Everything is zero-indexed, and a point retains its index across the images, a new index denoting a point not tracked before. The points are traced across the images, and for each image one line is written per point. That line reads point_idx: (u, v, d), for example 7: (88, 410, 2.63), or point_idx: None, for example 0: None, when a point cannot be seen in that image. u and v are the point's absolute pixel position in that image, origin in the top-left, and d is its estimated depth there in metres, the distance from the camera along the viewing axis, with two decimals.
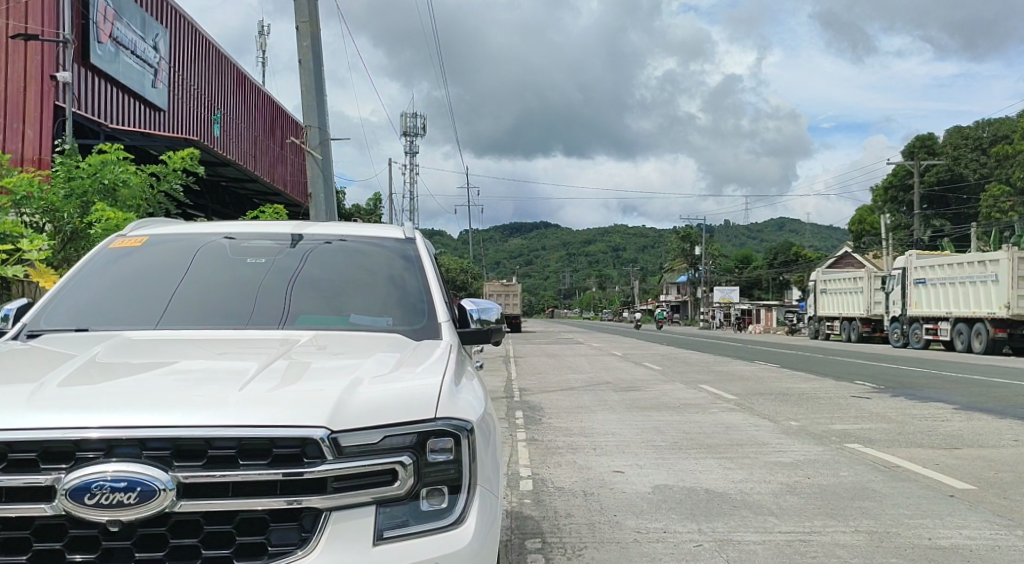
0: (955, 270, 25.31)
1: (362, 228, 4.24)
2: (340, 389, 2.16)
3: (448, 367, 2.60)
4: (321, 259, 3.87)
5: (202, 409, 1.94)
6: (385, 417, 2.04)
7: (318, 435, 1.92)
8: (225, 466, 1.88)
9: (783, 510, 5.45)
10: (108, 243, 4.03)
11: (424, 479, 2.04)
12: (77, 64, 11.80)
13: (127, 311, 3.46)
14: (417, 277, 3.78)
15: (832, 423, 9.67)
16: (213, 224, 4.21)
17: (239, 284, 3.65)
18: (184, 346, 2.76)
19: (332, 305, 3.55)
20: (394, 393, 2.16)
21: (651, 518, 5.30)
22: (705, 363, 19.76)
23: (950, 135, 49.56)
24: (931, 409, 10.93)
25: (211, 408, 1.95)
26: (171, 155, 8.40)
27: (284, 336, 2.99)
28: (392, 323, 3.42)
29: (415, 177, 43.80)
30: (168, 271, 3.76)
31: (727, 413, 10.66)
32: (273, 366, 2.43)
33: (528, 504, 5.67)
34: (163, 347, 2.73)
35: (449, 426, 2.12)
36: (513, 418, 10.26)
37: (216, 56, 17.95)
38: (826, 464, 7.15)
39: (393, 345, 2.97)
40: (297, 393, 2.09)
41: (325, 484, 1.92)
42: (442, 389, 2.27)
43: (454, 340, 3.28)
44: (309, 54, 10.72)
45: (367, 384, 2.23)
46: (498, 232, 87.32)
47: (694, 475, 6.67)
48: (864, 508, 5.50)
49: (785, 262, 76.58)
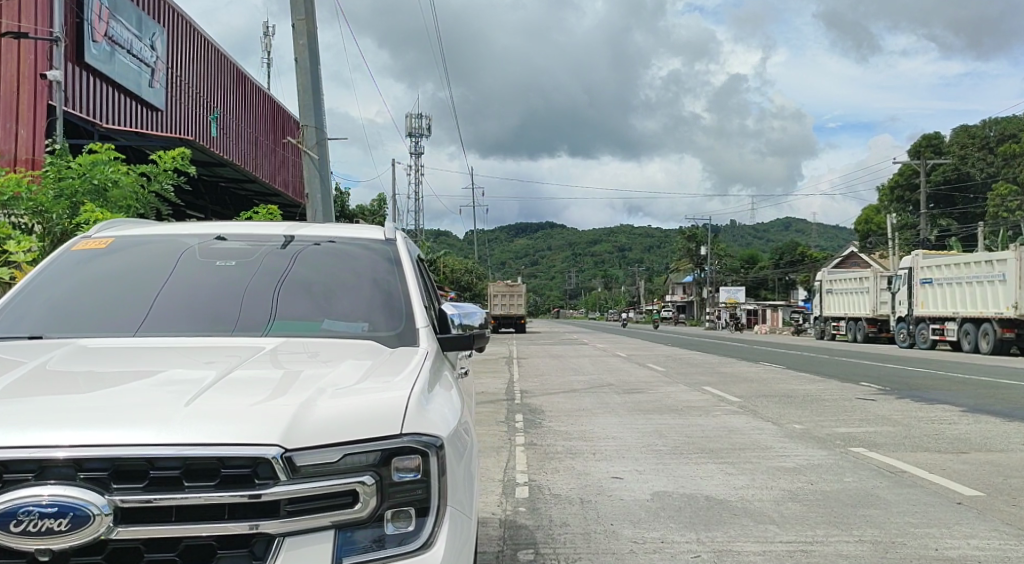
0: (962, 270, 25.04)
1: (348, 229, 4.10)
2: (299, 402, 2.02)
3: (421, 375, 2.47)
4: (305, 261, 3.72)
5: (159, 425, 1.82)
6: (346, 433, 1.91)
7: (270, 454, 1.78)
8: (169, 489, 1.74)
9: (785, 518, 5.30)
10: (71, 245, 3.87)
11: (388, 500, 1.89)
12: (70, 63, 11.69)
13: (101, 318, 3.30)
14: (400, 280, 3.64)
15: (836, 426, 9.51)
16: (191, 225, 4.07)
17: (222, 288, 3.50)
18: (145, 354, 2.62)
19: (314, 309, 3.41)
20: (357, 407, 2.02)
21: (648, 526, 5.15)
22: (709, 365, 19.56)
23: (957, 134, 49.22)
24: (937, 411, 10.76)
25: (164, 424, 1.83)
26: (162, 154, 8.31)
27: (259, 344, 2.85)
28: (372, 328, 3.28)
29: (419, 177, 43.61)
30: (140, 275, 3.59)
31: (731, 416, 10.48)
32: (249, 377, 2.32)
33: (522, 512, 5.52)
34: (125, 356, 2.60)
35: (416, 443, 1.98)
36: (512, 422, 10.12)
37: (214, 55, 17.87)
38: (830, 469, 6.99)
39: (367, 353, 2.84)
40: (253, 408, 1.96)
41: (279, 507, 1.77)
42: (410, 402, 2.13)
43: (434, 347, 3.13)
44: (305, 52, 10.59)
45: (330, 397, 2.10)
46: (503, 233, 87.12)
47: (695, 481, 6.50)
48: (868, 516, 5.33)
49: (791, 262, 76.17)
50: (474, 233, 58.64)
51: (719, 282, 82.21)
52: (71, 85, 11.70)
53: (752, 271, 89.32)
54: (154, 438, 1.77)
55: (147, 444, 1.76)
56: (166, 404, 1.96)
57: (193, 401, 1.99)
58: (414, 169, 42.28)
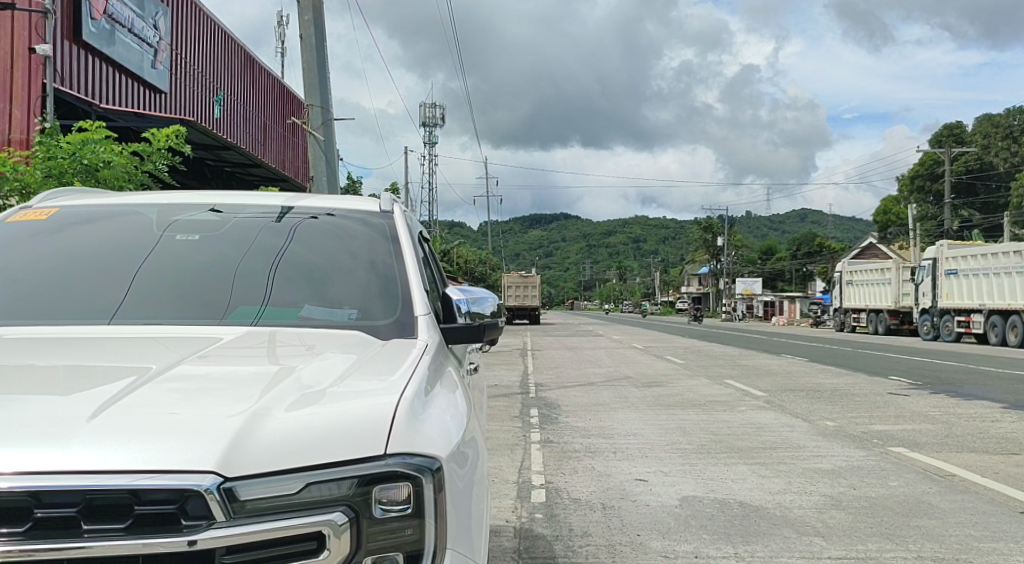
0: (990, 261, 24.17)
1: (350, 201, 3.61)
2: (256, 413, 1.54)
3: (419, 375, 1.99)
4: (304, 238, 3.23)
5: (98, 442, 1.36)
6: (311, 454, 1.43)
7: (202, 485, 1.30)
8: (62, 535, 1.27)
9: (831, 530, 4.77)
10: (8, 216, 3.39)
11: (367, 547, 1.41)
12: (66, 41, 11.24)
13: (66, 303, 2.84)
14: (400, 263, 3.12)
15: (871, 423, 8.94)
16: (167, 194, 3.60)
17: (213, 268, 3.04)
18: (98, 344, 2.16)
19: (311, 293, 2.93)
20: (332, 419, 1.53)
21: (678, 538, 4.63)
22: (731, 357, 18.92)
23: (982, 122, 47.80)
24: (977, 407, 10.13)
25: (80, 445, 1.35)
26: (155, 133, 7.83)
27: (233, 336, 2.36)
28: (365, 316, 2.79)
29: (434, 166, 42.88)
30: (109, 253, 3.12)
31: (757, 412, 9.94)
32: (223, 375, 1.85)
33: (539, 521, 5.02)
34: (75, 344, 2.16)
35: (404, 467, 1.49)
36: (527, 417, 9.60)
37: (221, 38, 17.44)
38: (871, 472, 6.41)
39: (355, 346, 2.36)
40: (198, 419, 1.49)
41: (213, 558, 1.30)
42: (400, 410, 1.64)
43: (435, 339, 2.62)
44: (311, 29, 10.10)
45: (296, 407, 1.61)
46: (518, 224, 86.31)
47: (727, 485, 5.97)
48: (924, 528, 4.79)
49: (810, 253, 75.01)
50: (490, 224, 58.17)
51: (737, 274, 80.96)
52: (69, 63, 11.29)
53: (769, 263, 88.03)
54: (99, 465, 1.30)
55: (83, 471, 1.29)
56: (108, 413, 1.50)
57: (139, 412, 1.51)
58: (430, 159, 41.79)
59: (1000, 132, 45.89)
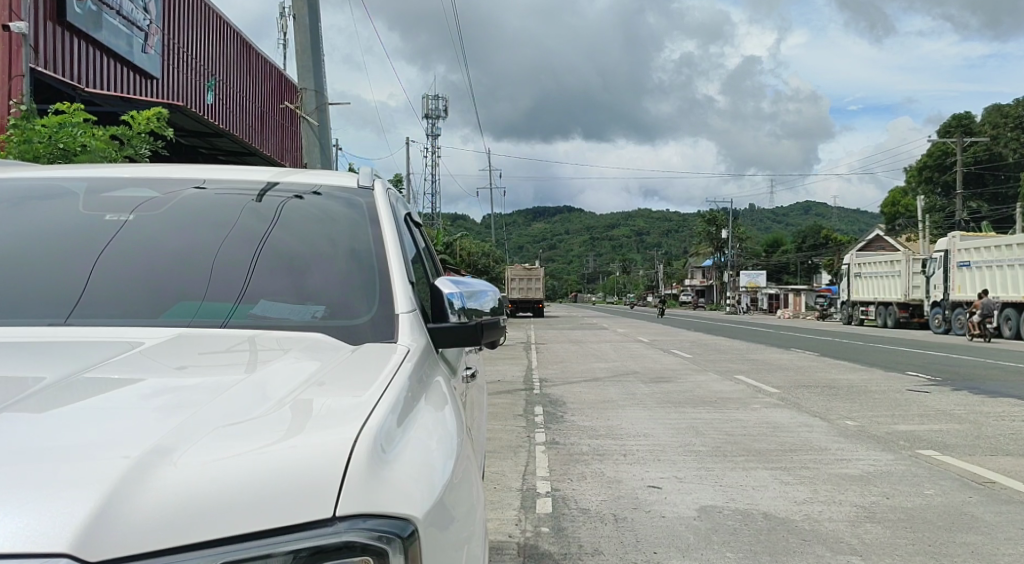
0: (1003, 253, 23.56)
1: (340, 178, 3.13)
2: (168, 459, 1.13)
3: (399, 389, 1.56)
4: (289, 220, 2.77)
5: None
6: (236, 522, 1.04)
7: None
8: None
9: (869, 547, 4.31)
10: None
11: None
12: (48, 22, 10.80)
13: (13, 299, 2.40)
14: (389, 248, 2.65)
15: (895, 423, 8.46)
16: (130, 167, 3.14)
17: (183, 256, 2.59)
18: (32, 357, 1.75)
19: (296, 283, 2.49)
20: (270, 466, 1.13)
21: (701, 557, 4.18)
22: (740, 351, 18.44)
23: (991, 112, 47.00)
24: (1004, 406, 9.65)
25: None
26: (136, 115, 7.39)
27: (181, 343, 1.95)
28: (348, 311, 2.34)
29: (436, 157, 42.32)
30: (64, 239, 2.66)
31: (772, 410, 9.48)
32: (160, 400, 1.44)
33: (544, 535, 4.58)
34: (9, 355, 1.76)
35: (358, 533, 1.07)
36: (531, 417, 9.13)
37: (216, 21, 16.96)
38: (904, 478, 5.95)
39: (325, 350, 1.94)
40: (90, 467, 1.09)
41: None
42: (358, 442, 1.22)
43: (423, 343, 2.18)
44: (304, 8, 9.61)
45: (235, 446, 1.19)
46: (522, 217, 85.77)
47: (748, 493, 5.52)
48: (972, 546, 4.33)
49: (817, 246, 74.29)
50: (495, 219, 57.60)
51: (741, 266, 80.28)
52: (51, 47, 10.87)
53: (774, 256, 87.18)
54: None
55: None
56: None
57: (45, 459, 1.11)
58: (430, 152, 41.22)
59: (1009, 123, 45.06)
